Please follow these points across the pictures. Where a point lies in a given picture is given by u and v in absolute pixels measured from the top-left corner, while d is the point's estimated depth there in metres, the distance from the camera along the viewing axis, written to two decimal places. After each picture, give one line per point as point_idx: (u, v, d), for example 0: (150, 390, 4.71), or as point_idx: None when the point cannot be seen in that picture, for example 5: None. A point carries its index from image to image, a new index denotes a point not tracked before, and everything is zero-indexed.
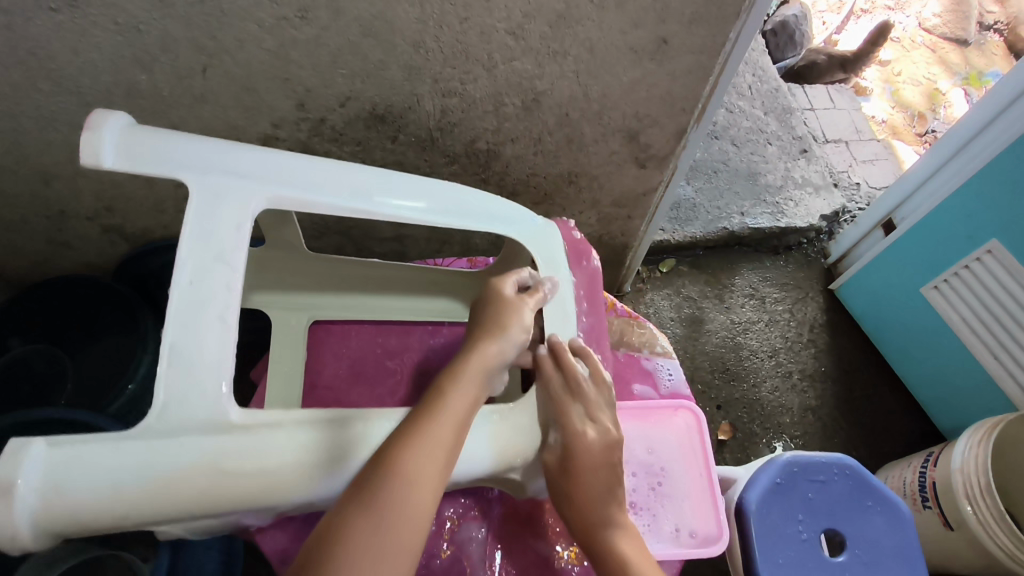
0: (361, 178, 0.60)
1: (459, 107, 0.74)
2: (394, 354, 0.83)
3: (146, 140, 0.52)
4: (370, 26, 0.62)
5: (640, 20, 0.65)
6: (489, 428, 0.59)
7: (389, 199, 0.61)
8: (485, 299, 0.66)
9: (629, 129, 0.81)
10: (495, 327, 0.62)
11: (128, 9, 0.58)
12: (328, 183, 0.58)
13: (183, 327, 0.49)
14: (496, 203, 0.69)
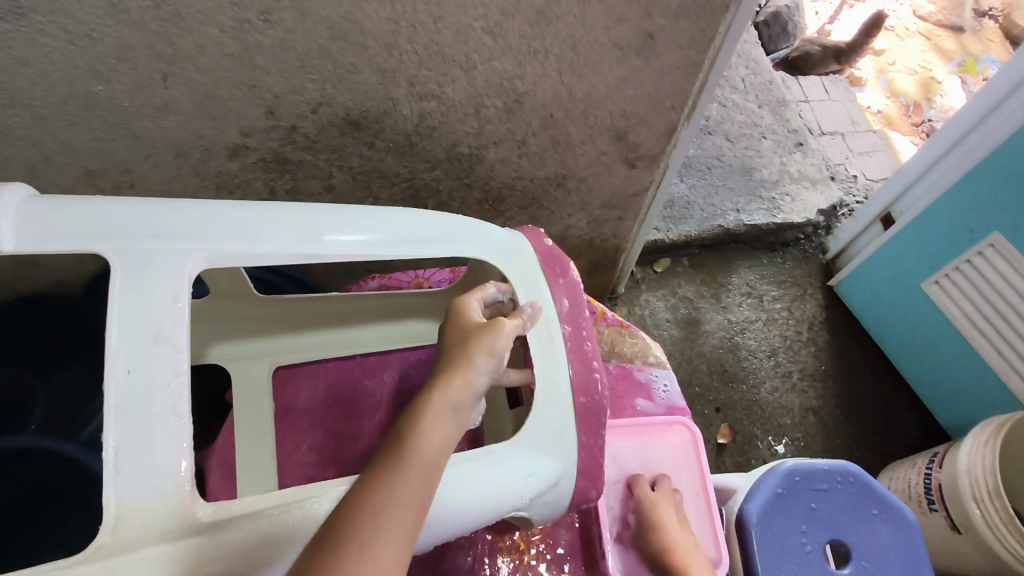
0: (307, 219, 0.57)
1: (437, 111, 0.71)
2: (372, 373, 0.81)
3: (56, 214, 0.48)
4: (339, 28, 0.59)
5: (624, 14, 0.61)
6: (486, 466, 0.56)
7: (338, 239, 0.57)
8: (449, 326, 0.61)
9: (618, 128, 0.77)
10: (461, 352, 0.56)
11: (78, 16, 0.55)
12: (270, 227, 0.55)
13: (125, 419, 0.43)
14: (457, 223, 0.65)
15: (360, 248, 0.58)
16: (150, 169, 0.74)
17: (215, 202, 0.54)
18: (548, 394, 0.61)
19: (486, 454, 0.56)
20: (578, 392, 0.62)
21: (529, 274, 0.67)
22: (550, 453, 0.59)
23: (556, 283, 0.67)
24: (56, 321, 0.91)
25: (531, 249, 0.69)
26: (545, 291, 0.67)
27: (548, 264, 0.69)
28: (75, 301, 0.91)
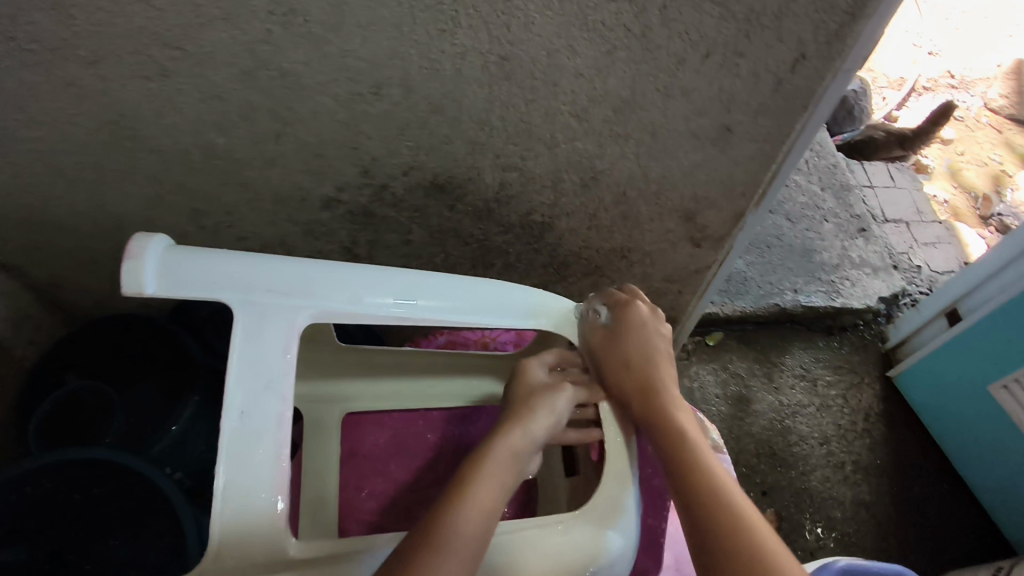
0: (406, 287, 0.61)
1: (517, 182, 0.75)
2: (433, 430, 0.86)
3: (189, 265, 0.53)
4: (439, 104, 0.64)
5: (704, 108, 0.65)
6: (551, 534, 0.59)
7: (430, 305, 0.62)
8: (514, 391, 0.72)
9: (686, 209, 0.80)
10: (524, 411, 0.68)
11: (214, 80, 0.61)
12: (370, 292, 0.59)
13: (235, 461, 0.48)
14: (533, 297, 0.69)
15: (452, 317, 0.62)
16: (249, 213, 0.80)
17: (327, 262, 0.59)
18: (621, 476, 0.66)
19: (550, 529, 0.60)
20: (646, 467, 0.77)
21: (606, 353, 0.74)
22: (610, 529, 0.62)
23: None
24: (139, 342, 0.97)
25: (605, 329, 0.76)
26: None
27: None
28: (156, 322, 0.97)
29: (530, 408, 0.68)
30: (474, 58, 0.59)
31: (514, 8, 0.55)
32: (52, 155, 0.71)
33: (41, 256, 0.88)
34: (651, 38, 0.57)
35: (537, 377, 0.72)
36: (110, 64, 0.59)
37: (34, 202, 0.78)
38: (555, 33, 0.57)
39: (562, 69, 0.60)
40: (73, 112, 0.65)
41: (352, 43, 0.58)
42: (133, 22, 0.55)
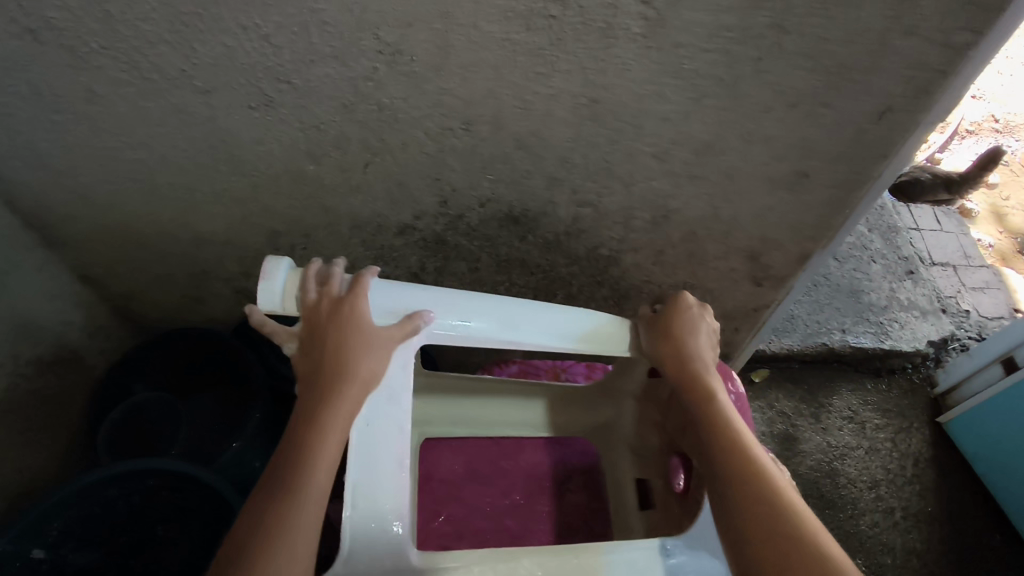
0: (491, 305, 0.62)
1: (590, 216, 0.77)
2: (509, 454, 0.84)
3: (314, 285, 0.58)
4: (525, 141, 0.67)
5: (783, 154, 0.67)
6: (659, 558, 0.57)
7: (533, 331, 0.63)
8: (325, 319, 0.54)
9: (752, 249, 0.81)
10: (349, 361, 0.53)
11: (315, 111, 0.64)
12: (460, 312, 0.60)
13: (364, 467, 0.51)
14: (631, 326, 0.68)
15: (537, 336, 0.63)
16: (325, 236, 0.83)
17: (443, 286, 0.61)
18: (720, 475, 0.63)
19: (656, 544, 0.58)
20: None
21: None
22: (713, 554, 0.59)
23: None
24: (206, 355, 1.01)
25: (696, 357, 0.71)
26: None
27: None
28: (219, 335, 0.99)
29: (355, 359, 0.53)
30: (566, 100, 0.62)
31: (613, 55, 0.57)
32: (150, 175, 0.74)
33: (120, 269, 0.92)
34: (740, 87, 0.59)
35: (370, 320, 0.55)
36: (221, 93, 0.63)
37: (125, 218, 0.81)
38: (648, 80, 0.59)
39: (650, 113, 0.62)
40: (178, 137, 0.68)
41: (451, 83, 0.60)
42: (250, 56, 0.58)
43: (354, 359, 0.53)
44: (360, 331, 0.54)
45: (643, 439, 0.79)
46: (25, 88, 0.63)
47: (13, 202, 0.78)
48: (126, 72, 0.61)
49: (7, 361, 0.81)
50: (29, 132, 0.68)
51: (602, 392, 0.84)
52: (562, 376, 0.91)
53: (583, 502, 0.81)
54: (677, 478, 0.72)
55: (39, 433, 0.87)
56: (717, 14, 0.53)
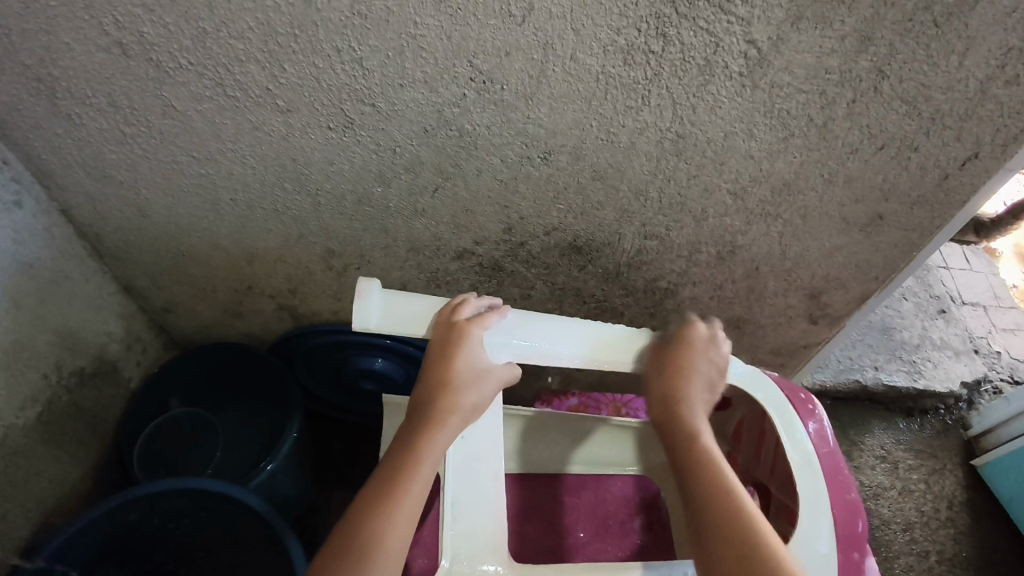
0: (587, 335, 0.65)
1: (655, 249, 0.76)
2: (571, 489, 0.85)
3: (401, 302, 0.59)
4: (602, 172, 0.66)
5: (862, 196, 0.66)
6: None
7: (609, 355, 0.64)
8: (436, 345, 0.57)
9: (813, 288, 0.81)
10: (455, 388, 0.54)
11: (393, 134, 0.63)
12: (563, 340, 0.64)
13: (458, 481, 0.55)
14: (713, 353, 0.67)
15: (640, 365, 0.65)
16: (381, 258, 0.81)
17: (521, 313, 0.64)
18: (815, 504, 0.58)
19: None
20: (844, 521, 0.57)
21: (787, 409, 0.64)
22: None
23: (808, 419, 0.63)
24: (237, 367, 0.97)
25: (773, 381, 0.66)
26: (802, 433, 0.62)
27: (799, 405, 0.64)
28: (249, 348, 0.94)
29: (460, 388, 0.54)
30: (652, 134, 0.61)
31: (706, 92, 0.57)
32: (213, 190, 0.73)
33: (164, 282, 0.90)
34: (831, 129, 0.59)
35: (481, 354, 0.57)
36: (302, 113, 0.62)
37: (179, 232, 0.80)
38: (738, 118, 0.59)
39: (734, 150, 0.62)
40: (249, 154, 0.67)
41: (538, 112, 0.60)
42: (339, 78, 0.58)
43: (462, 389, 0.54)
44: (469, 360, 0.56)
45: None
46: (103, 99, 0.62)
47: (69, 211, 0.77)
48: (209, 88, 0.60)
49: (52, 373, 0.79)
50: (98, 142, 0.67)
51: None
52: (623, 412, 0.91)
53: (649, 545, 0.82)
54: (752, 508, 0.70)
55: (77, 448, 0.85)
56: (820, 56, 0.53)
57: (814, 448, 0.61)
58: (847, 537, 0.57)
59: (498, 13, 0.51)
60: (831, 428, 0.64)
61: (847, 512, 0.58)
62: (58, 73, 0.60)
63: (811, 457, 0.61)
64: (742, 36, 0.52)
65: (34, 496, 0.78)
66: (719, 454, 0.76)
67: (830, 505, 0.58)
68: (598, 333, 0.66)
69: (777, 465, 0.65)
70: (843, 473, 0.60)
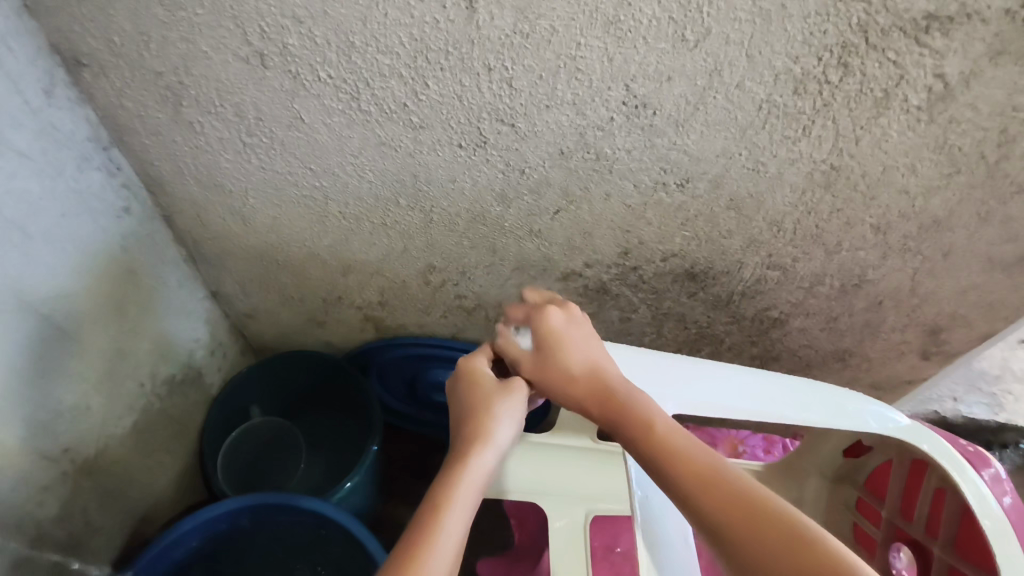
0: (746, 381, 0.61)
1: (775, 279, 0.73)
2: None
3: None
4: (739, 201, 0.63)
5: (1016, 235, 0.63)
6: None
7: (770, 405, 0.60)
8: (466, 393, 0.53)
9: (935, 324, 0.77)
10: (488, 416, 0.51)
11: (526, 155, 0.61)
12: (725, 390, 0.60)
13: None
14: (865, 403, 0.63)
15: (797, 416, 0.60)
16: (482, 275, 0.79)
17: (676, 359, 0.61)
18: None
19: None
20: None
21: (960, 460, 0.60)
22: None
23: (985, 477, 0.60)
24: (316, 377, 0.96)
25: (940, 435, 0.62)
26: (980, 488, 0.58)
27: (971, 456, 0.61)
28: (336, 359, 0.93)
29: (490, 417, 0.51)
30: (804, 165, 0.58)
31: (876, 125, 0.53)
32: (323, 203, 0.71)
33: (253, 288, 0.88)
34: (1002, 168, 0.56)
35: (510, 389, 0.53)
36: (434, 130, 0.59)
37: (279, 241, 0.78)
38: (903, 152, 0.55)
39: (890, 184, 0.59)
40: (370, 168, 0.65)
41: (687, 139, 0.57)
42: (483, 96, 0.55)
43: (492, 421, 0.51)
44: (501, 390, 0.53)
45: (832, 523, 0.72)
46: (231, 109, 0.60)
47: (171, 216, 0.76)
48: (343, 102, 0.58)
49: (147, 382, 0.78)
50: (215, 151, 0.65)
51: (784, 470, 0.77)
52: (741, 448, 0.85)
53: None
54: (897, 565, 0.66)
55: (164, 457, 0.83)
56: (1011, 92, 0.49)
57: (999, 511, 0.57)
58: None
59: (670, 37, 0.48)
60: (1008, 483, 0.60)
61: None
62: (189, 82, 0.58)
63: (997, 520, 0.57)
64: (931, 70, 0.48)
65: (126, 507, 0.76)
66: (846, 502, 0.72)
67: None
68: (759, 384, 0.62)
69: (938, 522, 0.62)
70: None
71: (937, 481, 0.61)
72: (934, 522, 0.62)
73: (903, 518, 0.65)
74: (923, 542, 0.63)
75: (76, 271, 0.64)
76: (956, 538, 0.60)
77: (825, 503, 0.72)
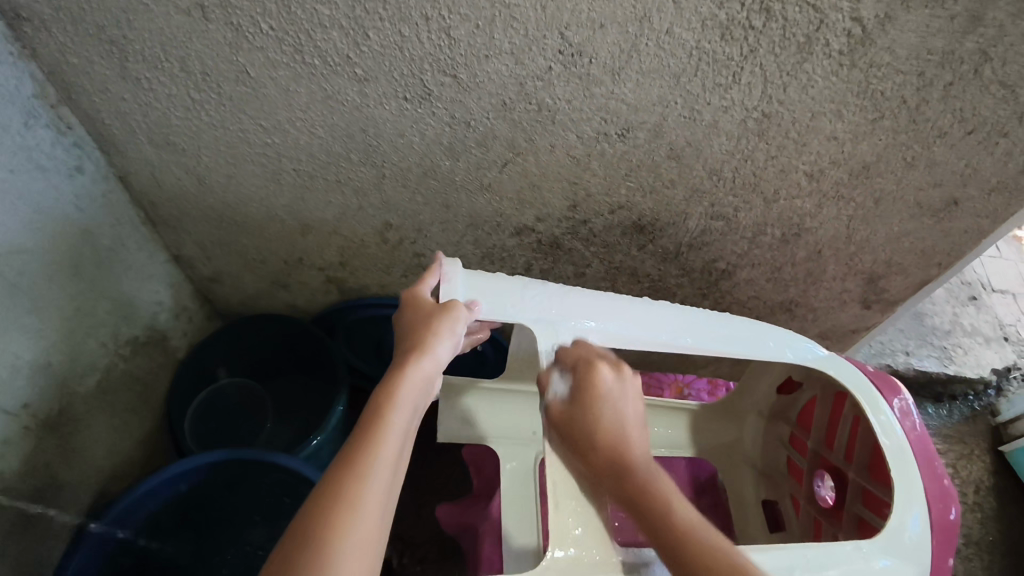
0: (669, 315, 0.64)
1: (719, 230, 0.75)
2: None
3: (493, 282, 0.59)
4: (679, 151, 0.65)
5: (941, 180, 0.66)
6: (854, 562, 0.51)
7: (692, 337, 0.63)
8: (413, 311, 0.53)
9: (873, 272, 0.80)
10: (430, 330, 0.50)
11: (470, 107, 0.62)
12: (646, 324, 0.62)
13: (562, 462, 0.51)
14: (787, 335, 0.66)
15: (720, 348, 0.63)
16: (438, 232, 0.80)
17: (598, 295, 0.63)
18: (905, 494, 0.57)
19: (853, 546, 0.53)
20: (935, 505, 0.56)
21: (871, 391, 0.63)
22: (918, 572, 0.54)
23: (893, 405, 0.62)
24: (278, 338, 0.98)
25: (857, 369, 0.65)
26: (889, 416, 0.61)
27: (881, 386, 0.64)
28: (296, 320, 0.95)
29: (433, 331, 0.50)
30: (736, 113, 0.60)
31: (801, 70, 0.55)
32: (277, 160, 0.72)
33: (214, 252, 0.89)
34: (923, 111, 0.58)
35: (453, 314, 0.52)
36: (379, 83, 0.61)
37: (237, 202, 0.79)
38: (829, 98, 0.58)
39: (819, 131, 0.61)
40: (319, 123, 0.66)
41: (623, 88, 0.59)
42: (423, 47, 0.56)
43: (434, 337, 0.50)
44: (442, 308, 0.52)
45: (769, 458, 0.78)
46: (176, 64, 0.61)
47: (127, 177, 0.76)
48: (287, 54, 0.59)
49: (108, 342, 0.79)
50: (165, 108, 0.66)
51: (724, 410, 0.82)
52: (686, 392, 0.90)
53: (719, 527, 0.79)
54: (823, 493, 0.70)
55: (129, 418, 0.84)
56: (924, 36, 0.52)
57: (902, 435, 0.60)
58: (939, 525, 0.56)
59: None
60: (916, 413, 0.63)
61: (940, 498, 0.57)
62: (133, 36, 0.58)
63: (899, 445, 0.59)
64: (849, 14, 0.50)
65: (92, 465, 0.78)
66: (780, 437, 0.77)
67: (921, 489, 0.57)
68: (681, 319, 0.65)
69: (852, 450, 0.65)
70: (935, 458, 0.59)
71: (853, 409, 0.65)
72: (850, 449, 0.65)
73: (826, 448, 0.69)
74: (841, 468, 0.67)
75: (28, 228, 0.65)
76: (868, 463, 0.63)
77: (762, 439, 0.79)
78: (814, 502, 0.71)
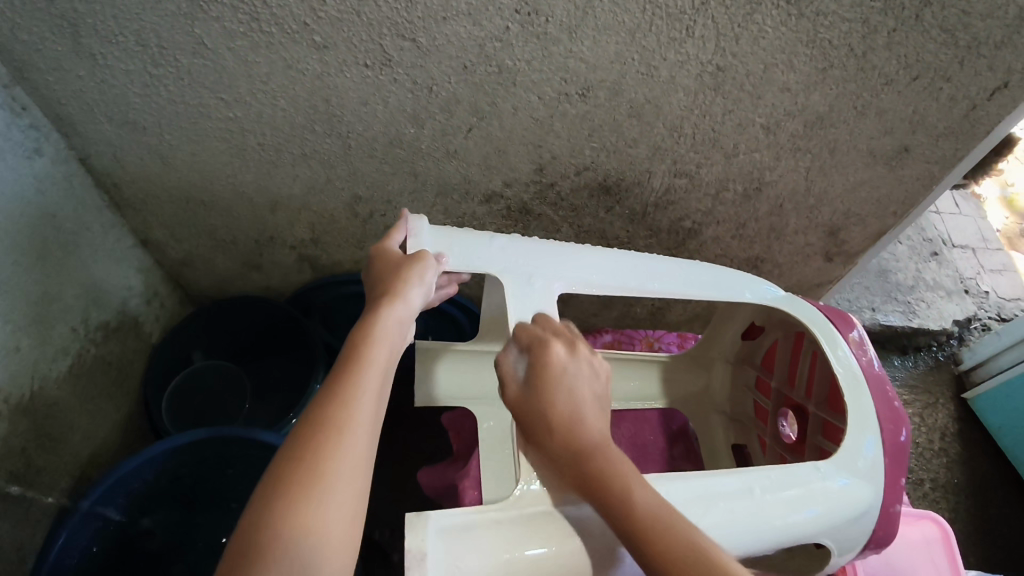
0: (634, 262, 0.66)
1: (683, 187, 0.77)
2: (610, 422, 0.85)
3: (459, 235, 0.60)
4: (639, 108, 0.66)
5: (892, 127, 0.68)
6: (813, 483, 0.54)
7: (656, 283, 0.65)
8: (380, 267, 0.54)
9: (833, 224, 0.83)
10: (400, 279, 0.52)
11: (432, 72, 0.63)
12: (610, 271, 0.64)
13: None
14: (747, 278, 0.69)
15: (684, 290, 0.66)
16: (408, 203, 0.81)
17: (563, 246, 0.64)
18: (860, 418, 0.59)
19: (811, 467, 0.55)
20: (887, 428, 0.59)
21: (828, 327, 0.65)
22: (871, 489, 0.57)
23: (849, 338, 0.65)
24: (252, 317, 0.98)
25: (814, 308, 0.68)
26: (845, 350, 0.64)
27: (838, 322, 0.66)
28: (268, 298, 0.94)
29: (403, 280, 0.52)
30: (692, 68, 0.61)
31: (752, 22, 0.57)
32: (240, 135, 0.71)
33: (182, 234, 0.88)
34: (870, 59, 0.60)
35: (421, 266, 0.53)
36: (338, 50, 0.61)
37: (202, 180, 0.78)
38: (781, 48, 0.59)
39: (772, 83, 0.63)
40: (280, 95, 0.66)
41: (580, 46, 0.60)
42: (380, 11, 0.57)
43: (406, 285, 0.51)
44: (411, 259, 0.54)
45: (737, 403, 0.81)
46: (132, 39, 0.60)
47: (87, 159, 0.75)
48: (243, 23, 0.58)
49: (79, 326, 0.78)
50: (124, 85, 0.65)
51: (693, 360, 0.85)
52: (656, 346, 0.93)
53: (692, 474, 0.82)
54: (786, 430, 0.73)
55: (105, 403, 0.84)
56: None
57: (857, 365, 0.63)
58: (891, 445, 0.59)
59: None
60: (870, 344, 0.65)
61: (891, 419, 0.60)
62: (85, 9, 0.57)
63: (855, 374, 0.62)
64: None
65: (69, 450, 0.78)
66: (747, 382, 0.80)
67: (874, 412, 0.60)
68: (646, 266, 0.66)
69: (812, 385, 0.68)
70: (886, 384, 0.62)
71: (812, 345, 0.67)
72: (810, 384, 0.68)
73: (788, 386, 0.72)
74: (802, 404, 0.69)
75: None
76: (827, 395, 0.66)
77: (729, 385, 0.82)
78: (779, 440, 0.74)
